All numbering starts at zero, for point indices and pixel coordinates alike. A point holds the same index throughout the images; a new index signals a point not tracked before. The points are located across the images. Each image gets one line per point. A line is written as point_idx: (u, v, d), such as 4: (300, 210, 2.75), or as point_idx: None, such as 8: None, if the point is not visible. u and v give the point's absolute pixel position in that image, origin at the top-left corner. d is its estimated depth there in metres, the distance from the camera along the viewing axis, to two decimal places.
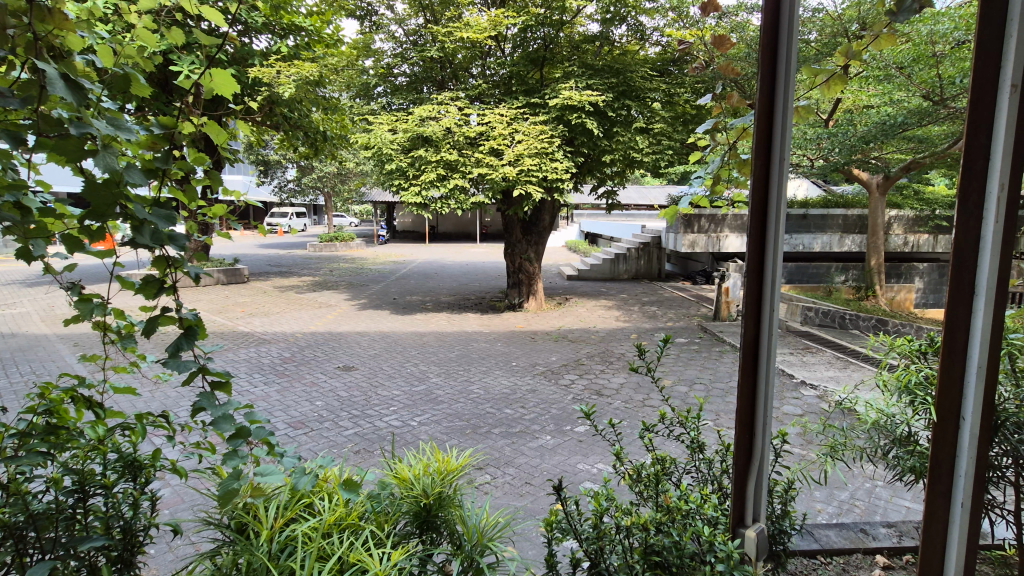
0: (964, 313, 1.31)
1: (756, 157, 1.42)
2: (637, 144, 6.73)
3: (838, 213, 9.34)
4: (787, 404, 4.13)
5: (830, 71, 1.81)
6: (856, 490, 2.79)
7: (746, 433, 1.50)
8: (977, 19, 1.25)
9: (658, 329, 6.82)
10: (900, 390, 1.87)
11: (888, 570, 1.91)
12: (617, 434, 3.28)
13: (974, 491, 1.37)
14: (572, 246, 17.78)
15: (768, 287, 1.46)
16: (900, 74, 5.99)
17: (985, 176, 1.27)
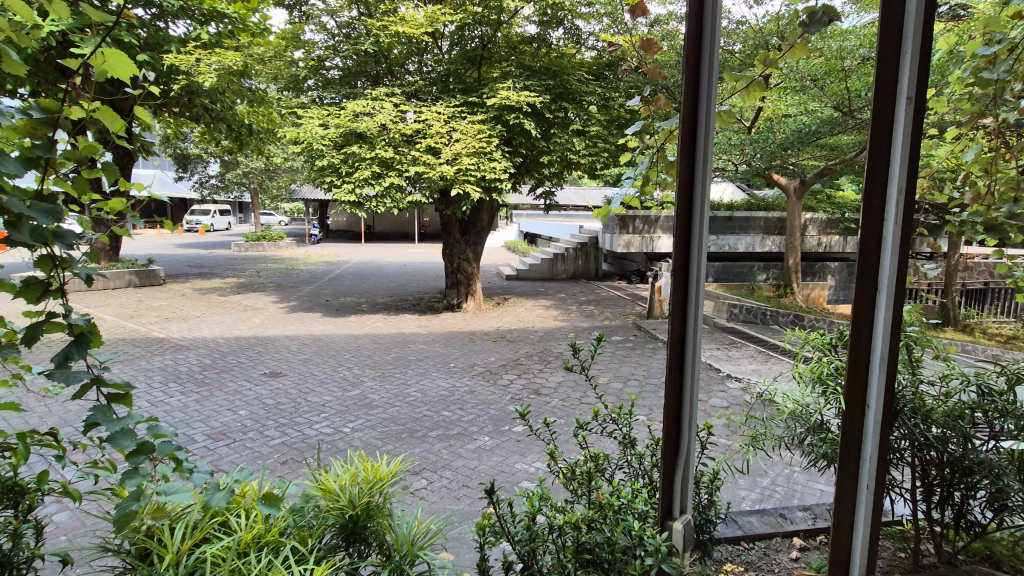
0: (868, 309, 1.41)
1: (681, 158, 1.46)
2: (573, 146, 6.88)
3: (760, 216, 9.93)
4: (714, 397, 4.33)
5: (749, 77, 1.89)
6: (776, 476, 2.95)
7: (673, 427, 1.54)
8: (879, 35, 1.34)
9: (594, 327, 6.97)
10: (814, 381, 1.98)
11: (805, 551, 2.01)
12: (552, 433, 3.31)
13: (878, 472, 1.49)
14: (511, 247, 17.89)
15: (693, 286, 1.50)
16: (814, 86, 6.37)
17: (886, 181, 1.37)
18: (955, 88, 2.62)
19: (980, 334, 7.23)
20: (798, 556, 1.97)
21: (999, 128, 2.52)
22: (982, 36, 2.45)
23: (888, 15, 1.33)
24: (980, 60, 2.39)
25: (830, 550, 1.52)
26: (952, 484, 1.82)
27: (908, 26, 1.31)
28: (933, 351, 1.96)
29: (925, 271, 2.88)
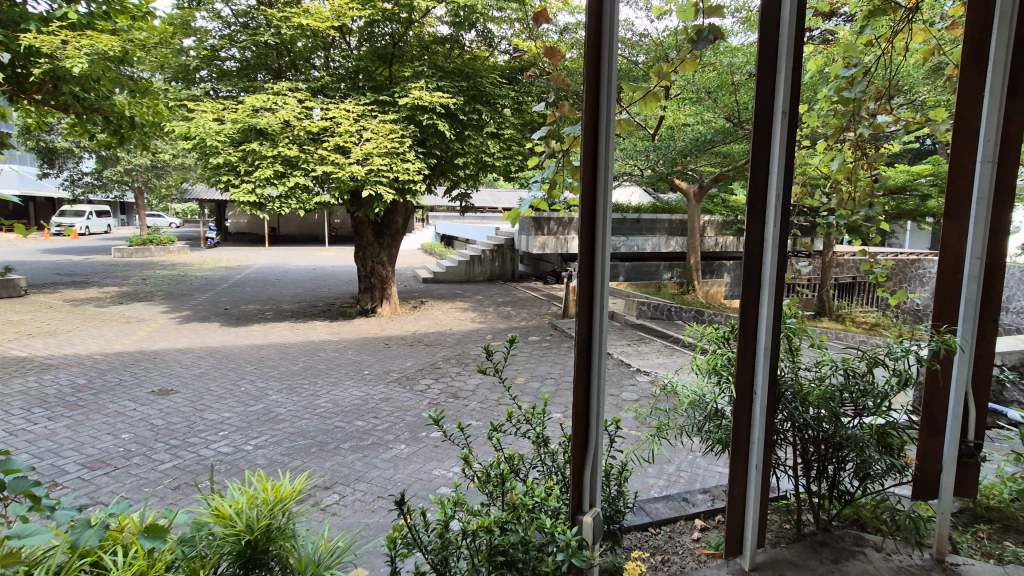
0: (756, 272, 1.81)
1: (585, 163, 1.53)
2: (488, 149, 6.92)
3: (664, 217, 10.54)
4: (625, 391, 4.53)
5: (644, 89, 1.99)
6: (680, 463, 3.14)
7: (582, 424, 1.60)
8: (760, 61, 1.72)
9: (511, 328, 7.06)
10: (710, 372, 2.12)
11: (704, 531, 2.16)
12: (465, 436, 3.30)
13: (768, 406, 1.86)
14: (427, 249, 17.68)
15: (598, 284, 1.57)
16: (708, 98, 6.94)
17: (763, 201, 1.79)
18: (823, 104, 2.94)
19: (849, 322, 8.19)
20: (699, 537, 2.11)
21: (858, 141, 2.88)
22: (842, 61, 2.77)
23: (763, 74, 1.74)
24: (843, 80, 2.71)
25: (730, 486, 1.82)
26: (825, 458, 2.04)
27: (778, 85, 1.73)
28: (810, 340, 2.17)
29: (800, 268, 3.22)
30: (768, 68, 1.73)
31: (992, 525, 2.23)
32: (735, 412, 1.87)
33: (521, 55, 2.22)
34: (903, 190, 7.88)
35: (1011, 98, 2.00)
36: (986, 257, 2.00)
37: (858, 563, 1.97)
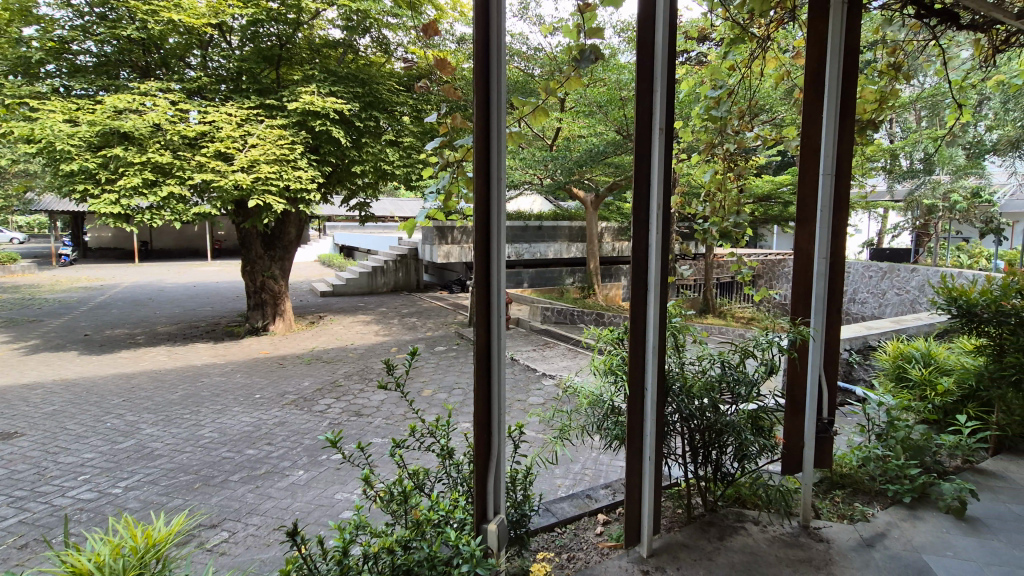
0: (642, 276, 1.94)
1: (477, 174, 1.57)
2: (387, 156, 6.79)
3: (564, 225, 11.04)
4: (531, 396, 4.63)
5: (533, 104, 2.04)
6: (585, 461, 3.27)
7: (484, 431, 1.62)
8: (637, 82, 1.88)
9: (417, 339, 6.94)
10: (606, 372, 2.24)
11: (606, 524, 2.26)
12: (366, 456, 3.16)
13: (657, 401, 2.00)
14: (325, 261, 16.87)
15: (495, 292, 1.61)
16: (599, 111, 7.26)
17: (646, 210, 1.94)
18: (696, 122, 3.22)
19: (730, 317, 9.02)
20: (601, 531, 2.20)
21: (725, 154, 3.18)
22: (709, 81, 3.06)
23: (641, 93, 1.89)
24: (711, 99, 2.99)
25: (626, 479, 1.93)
26: (708, 444, 2.22)
27: (655, 103, 1.88)
28: (692, 337, 2.35)
29: (682, 271, 3.50)
30: (645, 89, 1.89)
31: (845, 489, 2.56)
32: (628, 408, 1.98)
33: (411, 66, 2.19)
34: (770, 198, 8.82)
35: (843, 120, 2.32)
36: (830, 258, 2.30)
37: (740, 537, 2.16)
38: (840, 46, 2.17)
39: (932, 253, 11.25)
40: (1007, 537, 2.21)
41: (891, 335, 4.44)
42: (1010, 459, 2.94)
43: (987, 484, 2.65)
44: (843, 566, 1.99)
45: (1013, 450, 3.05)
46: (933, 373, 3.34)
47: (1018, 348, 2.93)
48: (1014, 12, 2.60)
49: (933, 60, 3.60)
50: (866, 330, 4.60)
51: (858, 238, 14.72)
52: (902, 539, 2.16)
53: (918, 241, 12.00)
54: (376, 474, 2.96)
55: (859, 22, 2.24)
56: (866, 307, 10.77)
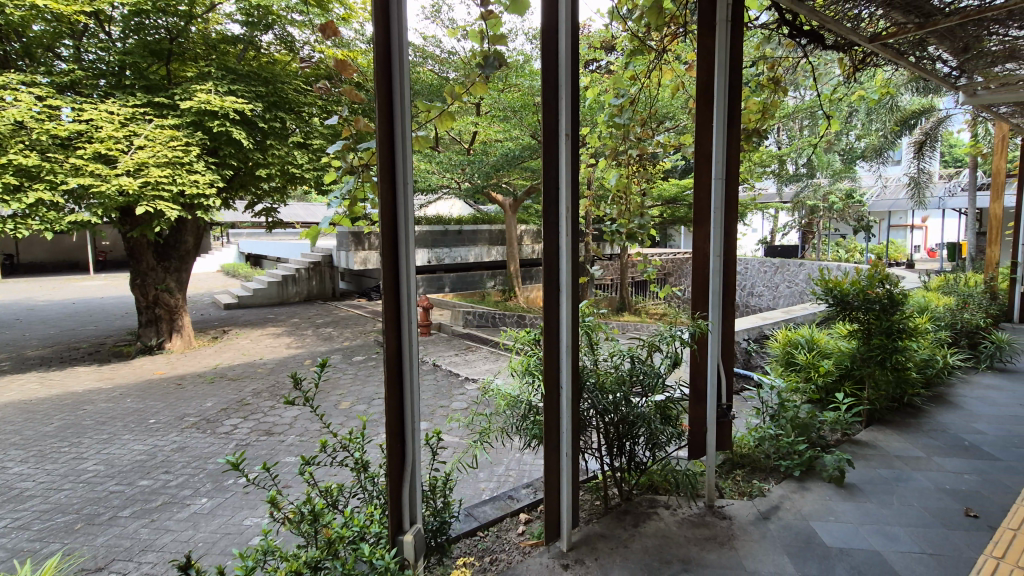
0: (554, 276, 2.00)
1: (382, 179, 1.55)
2: (295, 159, 6.51)
3: (484, 229, 11.12)
4: (454, 401, 4.59)
5: (439, 107, 2.02)
6: (509, 462, 3.29)
7: (397, 440, 1.60)
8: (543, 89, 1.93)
9: (334, 350, 6.67)
10: (524, 373, 2.27)
11: (527, 523, 2.30)
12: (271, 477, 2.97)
13: (571, 399, 2.06)
14: (230, 271, 15.73)
15: (404, 299, 1.60)
16: (514, 116, 7.34)
17: (556, 213, 1.99)
18: (602, 128, 3.35)
19: (645, 314, 9.47)
20: (523, 530, 2.24)
21: (629, 159, 3.35)
22: (613, 90, 3.23)
23: (547, 98, 1.95)
24: (614, 107, 3.22)
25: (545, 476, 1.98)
26: (622, 436, 2.32)
27: (561, 108, 1.95)
28: (604, 334, 2.43)
29: (594, 271, 3.63)
30: (551, 95, 1.94)
31: (744, 468, 2.77)
32: (544, 406, 2.03)
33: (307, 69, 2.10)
34: (676, 201, 9.38)
35: (731, 128, 2.52)
36: (724, 256, 2.48)
37: (653, 522, 2.27)
38: (725, 60, 2.36)
39: (816, 248, 12.49)
40: (878, 498, 2.49)
41: (782, 325, 4.88)
42: (879, 429, 3.32)
43: (862, 453, 2.98)
44: (744, 539, 2.15)
45: (882, 421, 3.44)
46: (816, 356, 3.70)
47: (883, 331, 3.32)
48: (867, 34, 2.96)
49: (807, 77, 4.00)
50: (761, 321, 5.01)
51: (753, 236, 16.06)
52: (793, 510, 2.38)
53: (804, 239, 13.27)
54: (285, 494, 2.80)
55: (741, 39, 2.45)
56: (763, 300, 11.73)
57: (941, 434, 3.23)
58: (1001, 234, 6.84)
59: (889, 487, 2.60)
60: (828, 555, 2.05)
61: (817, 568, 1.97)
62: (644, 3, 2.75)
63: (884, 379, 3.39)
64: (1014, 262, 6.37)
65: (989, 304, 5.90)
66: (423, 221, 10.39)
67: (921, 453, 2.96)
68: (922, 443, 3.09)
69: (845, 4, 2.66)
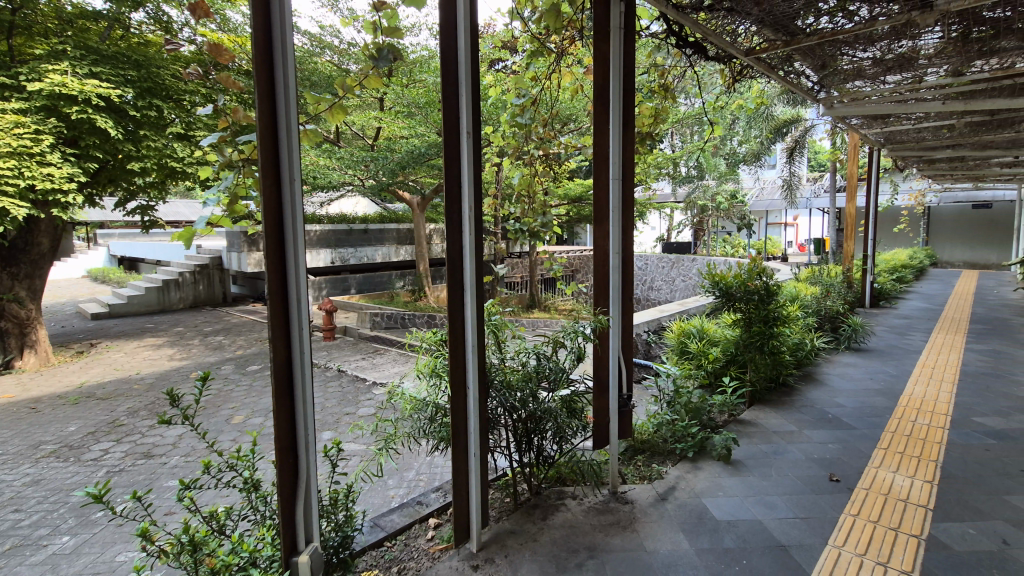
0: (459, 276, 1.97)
1: (263, 174, 1.43)
2: (174, 152, 5.94)
3: (392, 228, 10.98)
4: (361, 407, 4.43)
5: (329, 99, 1.91)
6: (420, 466, 3.23)
7: (289, 454, 1.50)
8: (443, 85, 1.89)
9: (225, 359, 6.16)
10: (429, 376, 2.22)
11: (436, 527, 2.26)
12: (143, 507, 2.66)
13: (478, 400, 2.04)
14: (99, 276, 13.97)
15: (293, 304, 1.49)
16: (419, 112, 7.20)
17: (459, 212, 1.97)
18: (505, 127, 3.38)
19: (554, 310, 9.72)
20: (432, 535, 2.19)
21: (532, 159, 3.39)
22: (514, 90, 3.26)
23: (447, 96, 1.91)
24: (516, 107, 3.25)
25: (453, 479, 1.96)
26: (529, 432, 2.35)
27: (461, 107, 1.92)
28: (510, 332, 2.44)
29: (500, 271, 3.65)
30: (451, 92, 1.91)
31: (644, 453, 2.92)
32: (451, 408, 2.00)
33: (169, 51, 1.85)
34: (581, 200, 9.71)
35: (627, 130, 2.63)
36: (623, 252, 2.59)
37: (561, 513, 2.33)
38: (620, 66, 2.46)
39: (706, 245, 13.56)
40: (759, 471, 2.74)
41: (676, 317, 5.23)
42: (759, 408, 3.65)
43: (746, 431, 3.26)
44: (644, 522, 2.27)
45: (762, 401, 3.80)
46: (706, 345, 4.01)
47: (761, 319, 3.69)
48: (744, 48, 3.25)
49: (693, 85, 4.28)
50: (658, 314, 5.34)
51: (651, 233, 17.09)
52: (687, 489, 2.55)
53: (696, 236, 14.32)
54: (164, 523, 2.52)
55: (633, 46, 2.55)
56: (661, 293, 12.53)
57: (809, 409, 3.63)
58: (855, 231, 7.85)
59: (768, 460, 2.88)
60: (718, 528, 2.22)
61: (708, 541, 2.13)
62: (543, 5, 2.80)
63: (763, 362, 3.76)
64: (866, 255, 7.31)
65: (845, 292, 6.74)
66: (326, 219, 10.11)
67: (794, 427, 3.31)
68: (795, 418, 3.45)
69: (724, 20, 2.90)
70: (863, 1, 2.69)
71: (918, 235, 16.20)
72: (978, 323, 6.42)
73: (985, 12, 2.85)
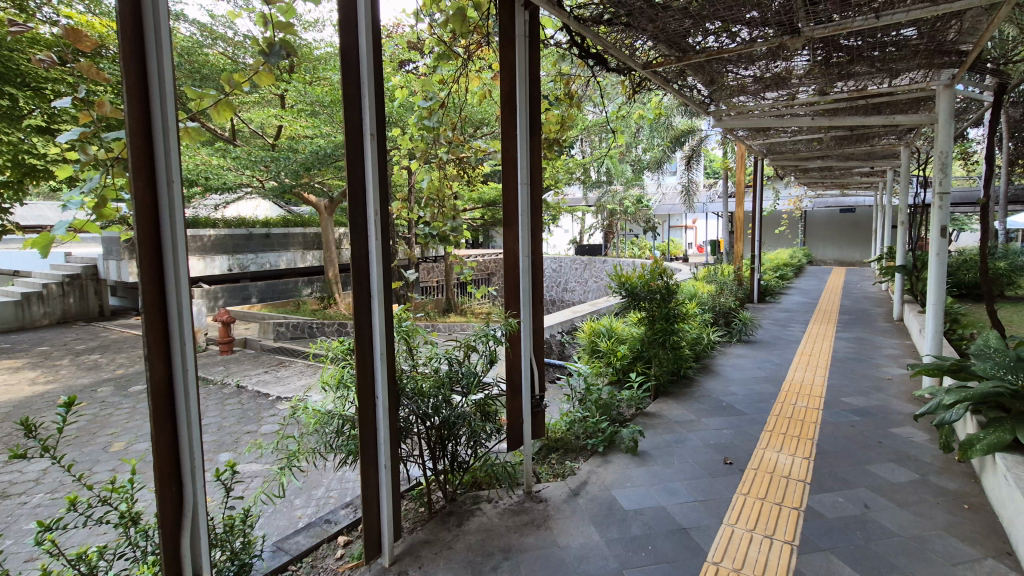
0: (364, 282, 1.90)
1: (134, 175, 1.29)
2: (33, 146, 5.30)
3: (298, 232, 10.56)
4: (264, 425, 4.15)
5: (215, 95, 1.76)
6: (330, 483, 3.08)
7: (172, 482, 1.38)
8: (344, 86, 1.82)
9: (102, 380, 5.51)
10: (336, 388, 2.14)
11: (347, 545, 2.17)
12: None
13: (388, 410, 1.98)
14: None
15: (174, 318, 1.36)
16: (324, 112, 6.90)
17: (364, 216, 1.90)
18: (412, 130, 3.31)
19: (471, 313, 9.73)
20: (342, 553, 2.11)
21: (442, 163, 3.37)
22: (421, 92, 3.20)
23: (349, 96, 1.84)
24: (424, 110, 3.19)
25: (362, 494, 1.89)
26: (443, 438, 2.33)
27: (364, 106, 1.86)
28: (422, 338, 2.40)
29: (410, 276, 3.56)
30: (353, 93, 1.85)
31: (558, 451, 3.01)
32: (359, 419, 1.93)
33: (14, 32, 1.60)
34: (496, 204, 9.80)
35: (533, 134, 2.67)
36: (532, 255, 2.64)
37: (476, 518, 2.32)
38: (525, 73, 2.51)
39: (616, 247, 14.23)
40: (662, 460, 2.91)
41: (587, 317, 5.41)
42: (663, 400, 3.87)
43: (651, 423, 3.45)
44: (557, 518, 2.33)
45: (666, 394, 4.03)
46: (614, 343, 4.20)
47: (664, 317, 3.96)
48: (642, 62, 3.45)
49: (597, 94, 4.47)
50: (571, 315, 5.50)
51: (564, 235, 17.63)
52: (598, 483, 2.64)
53: (606, 239, 14.96)
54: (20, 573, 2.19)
55: (538, 55, 2.61)
56: (575, 294, 12.96)
57: (707, 398, 3.91)
58: (743, 233, 8.59)
59: (671, 448, 3.06)
60: (626, 517, 2.32)
61: (616, 530, 2.22)
62: (448, 8, 2.79)
63: (666, 357, 4.00)
64: (753, 256, 8.04)
65: (736, 290, 7.35)
66: (222, 223, 9.39)
67: (694, 417, 3.54)
68: (694, 408, 3.70)
69: (622, 34, 3.05)
70: (743, 23, 2.94)
71: (796, 237, 18.12)
72: (844, 314, 7.27)
73: (842, 40, 3.22)
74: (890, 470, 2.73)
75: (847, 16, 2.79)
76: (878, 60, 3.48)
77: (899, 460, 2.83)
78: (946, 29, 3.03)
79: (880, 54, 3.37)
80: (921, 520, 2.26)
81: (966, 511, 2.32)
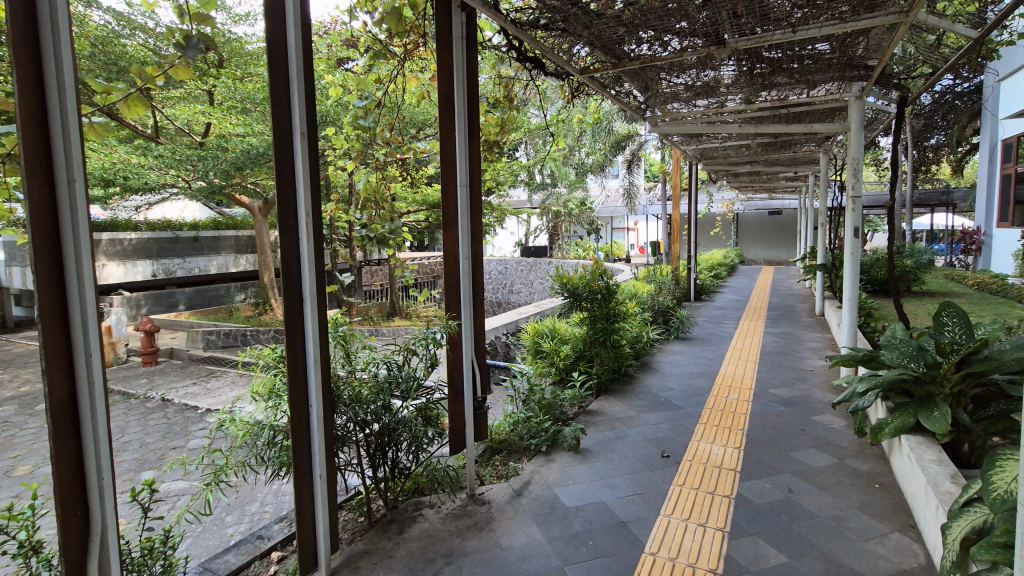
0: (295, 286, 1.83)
1: (29, 172, 1.18)
2: None
3: (229, 235, 10.10)
4: (191, 440, 3.92)
5: (126, 90, 1.64)
6: (264, 497, 2.95)
7: (77, 505, 1.27)
8: (272, 82, 1.75)
9: (5, 399, 5.02)
10: (267, 397, 2.05)
11: (281, 561, 2.08)
12: None
13: (322, 417, 1.92)
14: None
15: (77, 329, 1.26)
16: (256, 109, 6.58)
17: (294, 217, 1.83)
18: (347, 130, 3.21)
19: (416, 317, 9.59)
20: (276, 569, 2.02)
21: (381, 163, 3.31)
22: (356, 91, 3.11)
23: (276, 93, 1.77)
24: (359, 109, 3.11)
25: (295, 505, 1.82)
26: (382, 446, 2.28)
27: (293, 104, 1.79)
28: (360, 342, 2.33)
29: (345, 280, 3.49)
30: (281, 90, 1.77)
31: (501, 453, 3.02)
32: (291, 429, 1.85)
33: None
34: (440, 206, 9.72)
35: (472, 135, 2.65)
36: (472, 258, 2.62)
37: (418, 524, 2.29)
38: (462, 73, 2.50)
39: (560, 248, 14.44)
40: (603, 456, 2.98)
41: (531, 319, 5.46)
42: (605, 398, 3.96)
43: (593, 420, 3.53)
44: (500, 519, 2.33)
45: (607, 391, 4.12)
46: (557, 343, 4.26)
47: (604, 316, 4.05)
48: (579, 67, 3.53)
49: (535, 98, 4.52)
50: (515, 317, 5.53)
51: (509, 237, 17.71)
52: (541, 482, 2.66)
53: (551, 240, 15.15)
54: None
55: (475, 56, 2.61)
56: (521, 296, 13.05)
57: (646, 395, 4.03)
58: (680, 234, 8.92)
59: (612, 445, 3.13)
60: (568, 515, 2.36)
61: (558, 528, 2.25)
62: (383, 7, 2.74)
63: (607, 356, 4.10)
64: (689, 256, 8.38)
65: (674, 289, 7.63)
66: (144, 224, 8.91)
67: (634, 413, 3.65)
68: (634, 404, 3.81)
69: (559, 39, 3.10)
70: (673, 33, 3.06)
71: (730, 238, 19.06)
72: (772, 311, 7.71)
73: (764, 52, 3.42)
74: (811, 455, 2.92)
75: (767, 29, 2.97)
76: (797, 72, 3.72)
77: (820, 446, 3.03)
78: (855, 45, 3.28)
79: (798, 66, 3.59)
80: (838, 500, 2.43)
81: (876, 490, 2.51)
